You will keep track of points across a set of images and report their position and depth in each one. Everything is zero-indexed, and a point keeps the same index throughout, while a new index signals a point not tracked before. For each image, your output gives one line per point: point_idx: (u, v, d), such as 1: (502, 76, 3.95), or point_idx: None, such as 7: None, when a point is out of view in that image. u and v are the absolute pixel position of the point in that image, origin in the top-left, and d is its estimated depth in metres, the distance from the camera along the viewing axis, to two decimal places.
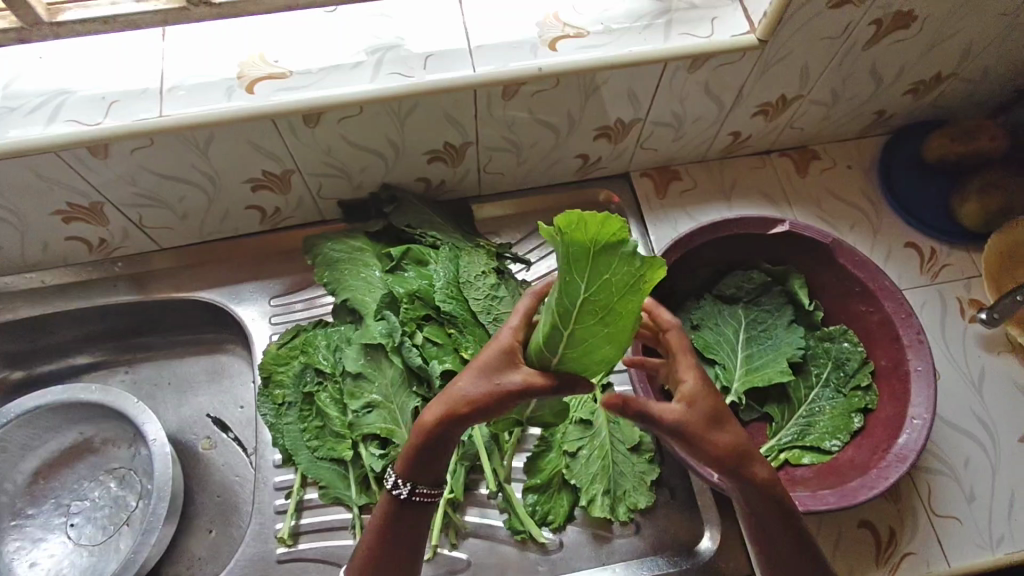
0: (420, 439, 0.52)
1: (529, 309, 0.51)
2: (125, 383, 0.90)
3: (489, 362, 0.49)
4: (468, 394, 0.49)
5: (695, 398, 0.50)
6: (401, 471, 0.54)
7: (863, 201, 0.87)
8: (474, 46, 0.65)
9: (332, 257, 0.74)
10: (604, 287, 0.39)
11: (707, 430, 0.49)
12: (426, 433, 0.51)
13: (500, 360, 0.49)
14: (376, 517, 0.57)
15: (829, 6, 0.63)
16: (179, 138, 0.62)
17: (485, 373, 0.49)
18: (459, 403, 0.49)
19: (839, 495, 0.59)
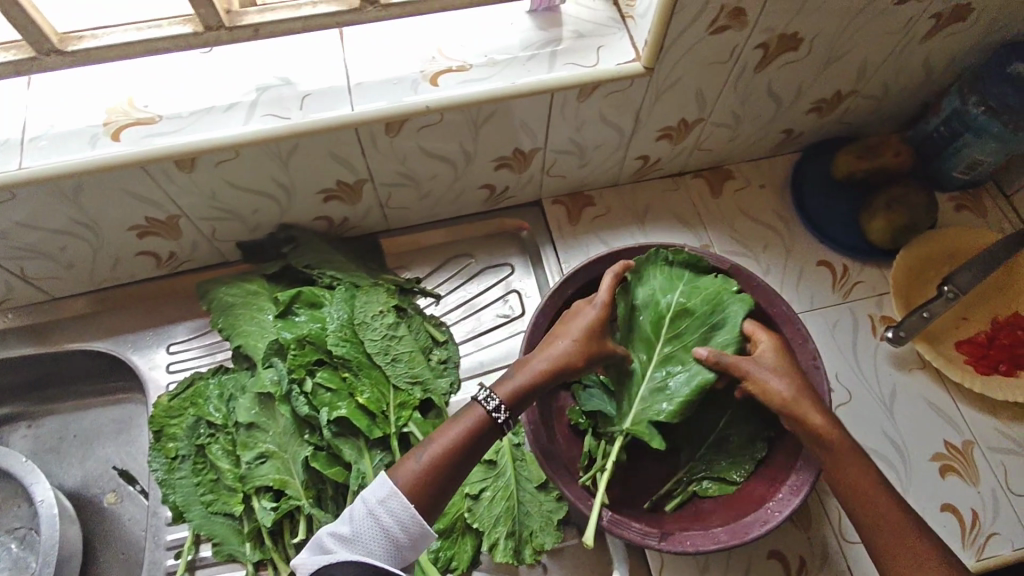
0: (534, 380, 0.59)
1: (612, 287, 0.63)
2: (27, 439, 0.86)
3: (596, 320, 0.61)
4: (580, 347, 0.60)
5: (772, 358, 0.61)
6: (503, 397, 0.58)
7: (777, 220, 0.86)
8: (354, 83, 0.64)
9: (226, 302, 0.72)
10: (689, 290, 0.65)
11: (774, 370, 0.60)
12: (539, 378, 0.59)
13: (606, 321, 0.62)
14: (452, 431, 0.58)
15: (709, 31, 0.63)
16: (44, 190, 0.60)
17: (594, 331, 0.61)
18: (574, 356, 0.60)
19: (729, 533, 0.59)
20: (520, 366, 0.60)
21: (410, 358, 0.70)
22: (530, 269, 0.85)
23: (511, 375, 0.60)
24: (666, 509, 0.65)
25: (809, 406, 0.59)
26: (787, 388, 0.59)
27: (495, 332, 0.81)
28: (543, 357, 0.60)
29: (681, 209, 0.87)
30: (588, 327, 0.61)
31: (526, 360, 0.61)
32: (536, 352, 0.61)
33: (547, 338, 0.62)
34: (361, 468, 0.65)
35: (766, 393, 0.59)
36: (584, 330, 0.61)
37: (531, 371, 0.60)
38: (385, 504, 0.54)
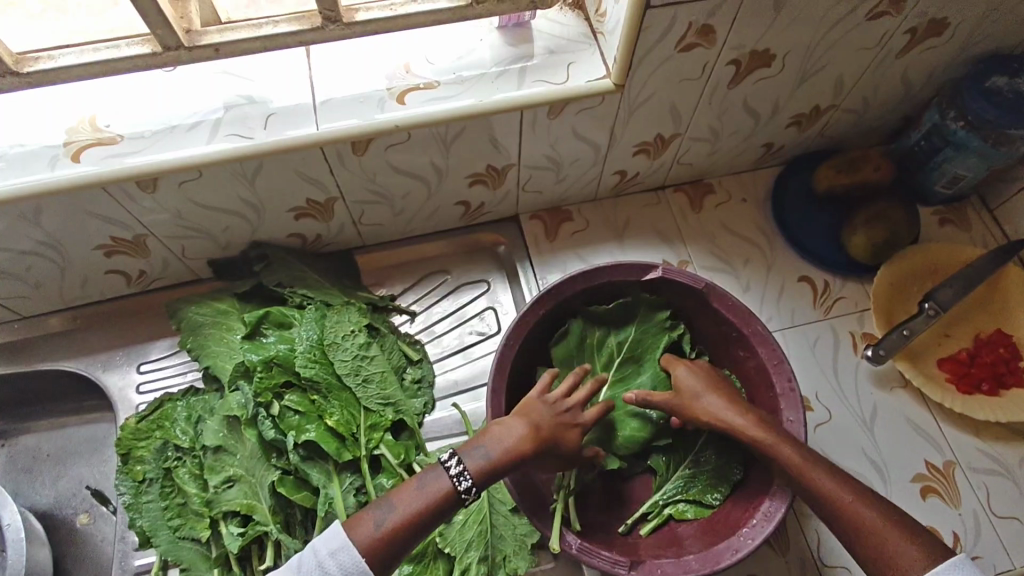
0: (505, 457, 0.56)
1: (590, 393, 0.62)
2: (0, 457, 0.85)
3: (557, 418, 0.59)
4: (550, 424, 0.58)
5: (693, 379, 0.62)
6: (474, 474, 0.54)
7: (757, 234, 0.85)
8: (320, 101, 0.63)
9: (196, 322, 0.71)
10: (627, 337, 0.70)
11: (693, 388, 0.62)
12: (505, 458, 0.56)
13: (562, 421, 0.59)
14: (415, 497, 0.54)
15: (678, 49, 0.62)
16: (3, 211, 0.59)
17: (555, 429, 0.58)
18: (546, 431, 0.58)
19: (702, 560, 0.57)
20: (480, 439, 0.57)
21: (381, 378, 0.69)
22: (507, 284, 0.84)
23: (480, 449, 0.56)
24: (640, 533, 0.65)
25: (728, 412, 0.60)
26: (713, 401, 0.61)
27: (472, 350, 0.80)
28: (505, 441, 0.56)
29: (661, 224, 0.86)
30: (549, 422, 0.58)
31: (484, 436, 0.57)
32: (496, 430, 0.57)
33: (504, 420, 0.58)
34: (329, 493, 0.63)
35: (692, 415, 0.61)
36: (546, 422, 0.58)
37: (494, 449, 0.56)
38: (334, 558, 0.51)
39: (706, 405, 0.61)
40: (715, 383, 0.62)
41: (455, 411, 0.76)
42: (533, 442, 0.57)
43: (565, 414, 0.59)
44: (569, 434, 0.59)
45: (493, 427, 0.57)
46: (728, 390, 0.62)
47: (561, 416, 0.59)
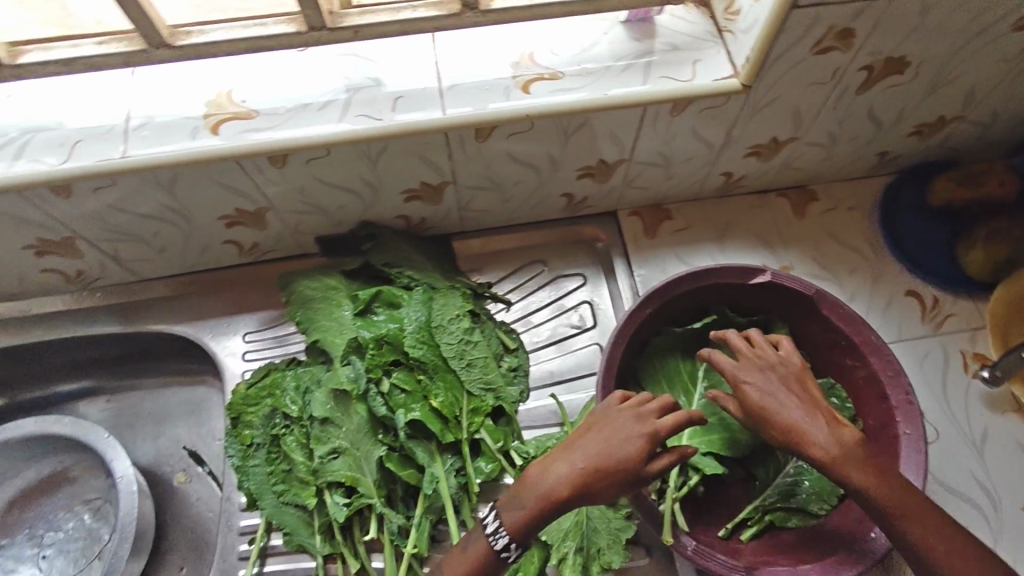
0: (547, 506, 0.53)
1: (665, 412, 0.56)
2: (107, 411, 0.90)
3: (616, 445, 0.54)
4: (593, 459, 0.53)
5: (758, 391, 0.56)
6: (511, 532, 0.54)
7: (864, 243, 0.83)
8: (446, 86, 0.63)
9: (307, 296, 0.73)
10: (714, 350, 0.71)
11: (762, 389, 0.57)
12: (557, 497, 0.53)
13: (628, 446, 0.54)
14: (468, 555, 0.55)
15: (813, 52, 0.60)
16: (144, 179, 0.60)
17: (614, 458, 0.53)
18: (593, 472, 0.53)
19: None
20: (526, 483, 0.55)
21: (484, 363, 0.69)
22: (601, 279, 0.83)
23: (516, 500, 0.54)
24: (741, 538, 0.64)
25: (809, 423, 0.54)
26: (792, 414, 0.55)
27: (568, 343, 0.80)
28: (557, 478, 0.54)
29: (763, 228, 0.85)
30: (607, 452, 0.53)
31: (536, 471, 0.55)
32: (552, 462, 0.55)
33: (551, 455, 0.55)
34: (433, 472, 0.65)
35: (763, 428, 0.56)
36: (601, 453, 0.54)
37: (533, 496, 0.54)
38: None
39: (785, 417, 0.55)
40: (789, 381, 0.57)
41: (551, 402, 0.76)
42: (588, 476, 0.53)
43: (632, 436, 0.54)
44: (632, 459, 0.53)
45: (546, 463, 0.55)
46: (801, 386, 0.56)
47: (627, 439, 0.54)
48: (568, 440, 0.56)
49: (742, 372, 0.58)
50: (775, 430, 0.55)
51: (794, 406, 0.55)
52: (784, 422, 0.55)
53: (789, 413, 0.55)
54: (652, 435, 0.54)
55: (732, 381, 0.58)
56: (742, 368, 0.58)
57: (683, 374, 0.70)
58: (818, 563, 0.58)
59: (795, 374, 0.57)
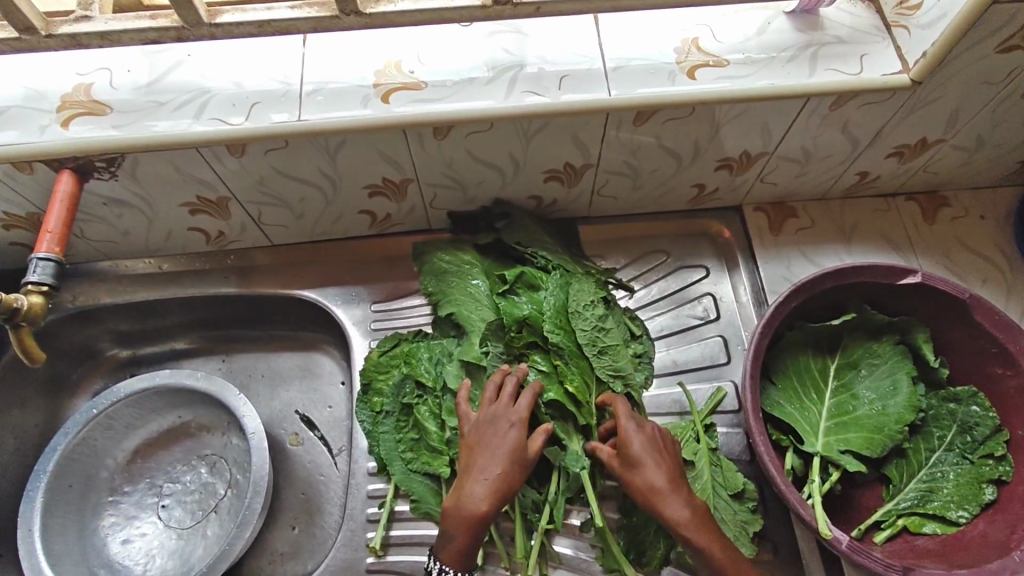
0: (487, 507, 0.60)
1: (530, 405, 0.63)
2: (221, 371, 0.91)
3: (505, 436, 0.62)
4: (490, 470, 0.61)
5: (642, 443, 0.61)
6: (466, 536, 0.60)
7: (997, 254, 0.81)
8: (610, 68, 0.64)
9: (441, 268, 0.74)
10: (851, 348, 0.70)
11: (639, 450, 0.61)
12: (500, 490, 0.61)
13: (495, 449, 0.61)
14: (447, 544, 0.61)
15: (996, 50, 0.59)
16: (313, 142, 0.62)
17: (513, 449, 0.61)
18: (477, 478, 0.61)
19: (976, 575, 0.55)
20: (473, 478, 0.61)
21: (616, 351, 0.69)
22: (724, 273, 0.83)
23: (469, 501, 0.60)
24: (874, 541, 0.63)
25: (668, 491, 0.59)
26: (657, 476, 0.60)
27: (690, 333, 0.79)
28: (491, 472, 0.61)
29: (891, 231, 0.83)
30: (504, 444, 0.61)
31: (471, 463, 0.62)
32: (473, 461, 0.62)
33: (476, 444, 0.62)
34: (575, 451, 0.65)
35: (634, 485, 0.60)
36: (497, 445, 0.61)
37: (489, 488, 0.60)
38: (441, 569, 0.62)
39: (652, 478, 0.60)
40: (656, 444, 0.62)
41: (679, 390, 0.76)
42: (509, 471, 0.61)
43: (503, 427, 0.62)
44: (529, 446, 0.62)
45: (474, 457, 0.61)
46: (665, 452, 0.62)
47: (509, 429, 0.62)
48: (469, 437, 0.63)
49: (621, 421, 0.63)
50: (641, 489, 0.60)
51: (661, 471, 0.60)
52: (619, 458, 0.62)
53: (653, 472, 0.60)
54: (524, 418, 0.62)
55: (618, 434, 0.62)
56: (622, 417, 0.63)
57: (815, 371, 0.69)
58: (969, 567, 0.57)
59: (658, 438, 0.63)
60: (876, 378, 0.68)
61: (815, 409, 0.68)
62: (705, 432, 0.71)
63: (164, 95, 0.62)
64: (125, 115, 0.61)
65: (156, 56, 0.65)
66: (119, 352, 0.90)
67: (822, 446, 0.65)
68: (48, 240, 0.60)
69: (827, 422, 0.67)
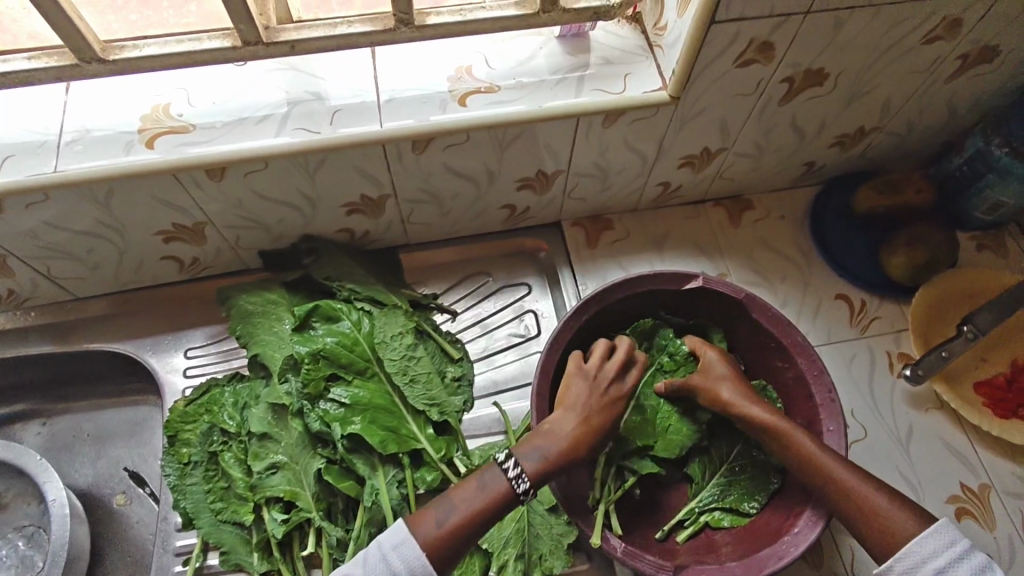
0: (559, 458, 0.58)
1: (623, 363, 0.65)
2: (41, 436, 0.86)
3: (599, 388, 0.63)
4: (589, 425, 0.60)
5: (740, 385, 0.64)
6: (530, 477, 0.56)
7: (795, 252, 0.86)
8: (384, 100, 0.65)
9: (246, 310, 0.73)
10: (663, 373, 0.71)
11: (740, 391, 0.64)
12: (583, 425, 0.60)
13: (604, 397, 0.62)
14: (476, 496, 0.55)
15: (736, 64, 0.63)
16: (77, 194, 0.61)
17: (603, 399, 0.62)
18: (585, 433, 0.60)
19: (743, 566, 0.58)
20: (570, 413, 0.60)
21: (427, 379, 0.70)
22: (546, 290, 0.85)
23: (534, 450, 0.58)
24: (677, 540, 0.65)
25: (779, 426, 0.60)
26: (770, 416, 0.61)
27: (513, 352, 0.81)
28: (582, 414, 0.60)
29: (700, 237, 0.87)
30: (596, 395, 0.62)
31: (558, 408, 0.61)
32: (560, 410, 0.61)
33: (566, 395, 0.62)
34: (374, 484, 0.65)
35: (760, 415, 0.61)
36: (589, 395, 0.62)
37: (574, 428, 0.59)
38: (394, 552, 0.53)
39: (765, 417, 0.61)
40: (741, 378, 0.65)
41: (495, 410, 0.77)
42: (592, 415, 0.61)
43: (601, 379, 0.63)
44: (612, 408, 0.62)
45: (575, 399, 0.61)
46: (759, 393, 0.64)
47: (608, 384, 0.63)
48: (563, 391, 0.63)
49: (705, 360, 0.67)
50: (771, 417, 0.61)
51: (761, 413, 0.62)
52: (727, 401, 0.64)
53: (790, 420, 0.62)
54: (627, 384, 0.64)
55: (731, 371, 0.66)
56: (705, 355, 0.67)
57: None
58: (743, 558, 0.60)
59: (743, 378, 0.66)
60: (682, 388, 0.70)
61: None
62: None
63: None
64: None
65: None
66: None
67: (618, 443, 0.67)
68: None
69: None
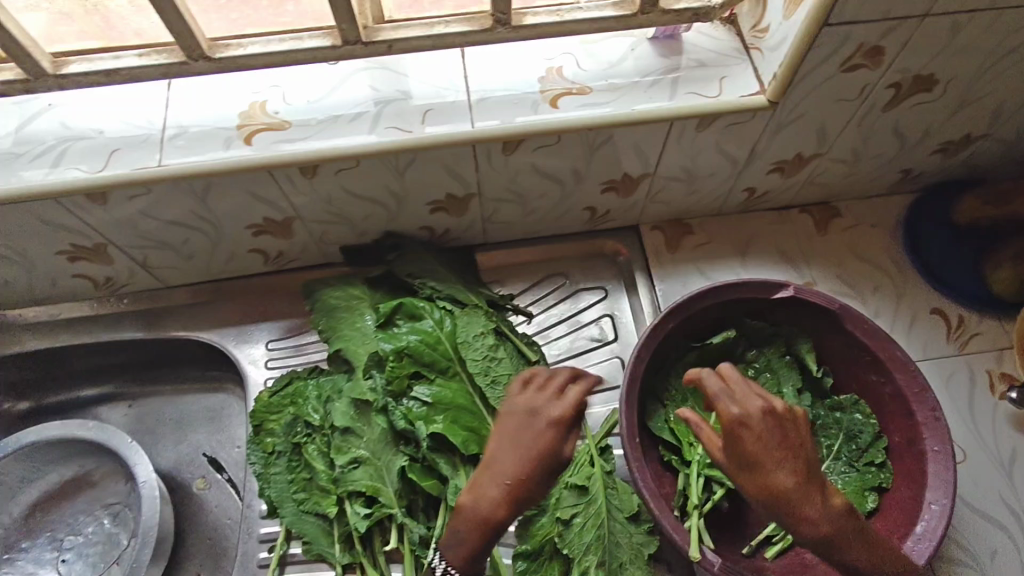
0: (478, 527, 0.58)
1: (575, 399, 0.62)
2: (127, 417, 0.89)
3: (538, 434, 0.59)
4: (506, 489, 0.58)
5: (771, 448, 0.53)
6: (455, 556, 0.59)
7: (888, 262, 0.82)
8: (475, 100, 0.65)
9: (331, 304, 0.74)
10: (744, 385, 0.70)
11: (772, 462, 0.53)
12: (523, 488, 0.58)
13: (524, 430, 0.60)
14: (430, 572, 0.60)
15: (842, 69, 0.60)
16: (178, 188, 0.62)
17: (544, 448, 0.59)
18: (503, 501, 0.58)
19: None
20: (487, 479, 0.58)
21: (509, 381, 0.69)
22: (623, 293, 0.83)
23: (456, 529, 0.59)
24: (765, 556, 0.64)
25: (801, 503, 0.53)
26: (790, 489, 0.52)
27: (590, 356, 0.80)
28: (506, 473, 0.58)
29: (786, 244, 0.84)
30: (535, 443, 0.59)
31: (489, 462, 0.59)
32: (496, 441, 0.60)
33: (501, 438, 0.60)
34: (455, 484, 0.65)
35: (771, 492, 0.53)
36: (526, 442, 0.59)
37: (493, 495, 0.58)
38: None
39: (784, 491, 0.53)
40: (774, 434, 0.54)
41: None
42: (534, 468, 0.58)
43: (541, 419, 0.60)
44: (542, 439, 0.59)
45: (489, 456, 0.59)
46: (797, 445, 0.54)
47: (552, 423, 0.60)
48: (496, 428, 0.61)
49: (741, 411, 0.54)
50: (784, 499, 0.53)
51: (787, 482, 0.53)
52: (778, 490, 0.53)
53: (836, 497, 0.54)
54: (564, 414, 0.61)
55: (769, 434, 0.54)
56: (737, 407, 0.54)
57: (705, 389, 0.70)
58: None
59: (783, 432, 0.54)
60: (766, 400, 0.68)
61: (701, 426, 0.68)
62: (601, 455, 0.70)
63: (23, 146, 0.62)
64: None
65: (19, 105, 0.65)
66: (19, 404, 0.87)
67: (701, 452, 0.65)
68: None
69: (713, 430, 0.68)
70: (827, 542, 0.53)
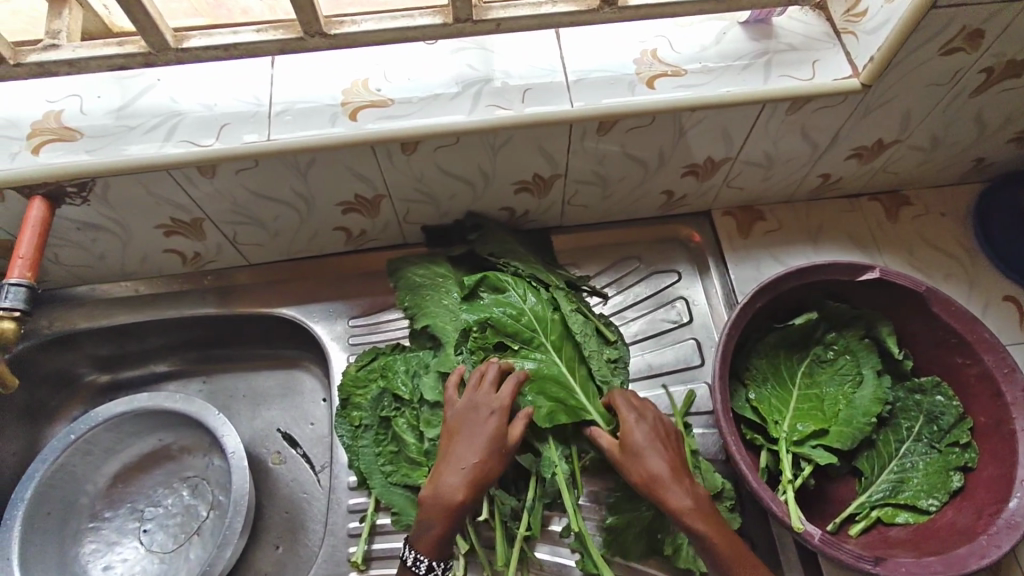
0: (440, 518, 0.61)
1: (507, 395, 0.64)
2: (203, 392, 0.91)
3: (486, 425, 0.63)
4: (464, 478, 0.61)
5: (642, 434, 0.63)
6: (425, 552, 0.63)
7: (959, 250, 0.83)
8: (572, 81, 0.66)
9: (414, 282, 0.76)
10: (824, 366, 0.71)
11: (642, 443, 0.63)
12: (477, 477, 0.61)
13: (470, 420, 0.63)
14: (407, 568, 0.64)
15: (940, 52, 0.61)
16: (282, 162, 0.64)
17: (491, 438, 0.62)
18: (460, 492, 0.61)
19: (946, 563, 0.58)
20: (447, 468, 0.62)
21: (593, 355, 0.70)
22: (695, 277, 0.84)
23: (423, 523, 0.62)
24: (849, 534, 0.65)
25: (668, 479, 0.60)
26: (656, 465, 0.61)
27: (664, 338, 0.81)
28: (468, 460, 0.62)
29: (857, 231, 0.85)
30: (483, 434, 0.62)
31: (450, 449, 0.63)
32: (448, 441, 0.63)
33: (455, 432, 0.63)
34: (550, 456, 0.66)
35: (647, 470, 0.61)
36: (477, 434, 0.62)
37: (457, 486, 0.61)
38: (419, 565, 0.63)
39: (652, 467, 0.61)
40: (661, 433, 0.64)
41: (652, 394, 0.77)
42: (487, 458, 0.62)
43: (482, 414, 0.63)
44: (488, 429, 0.62)
45: (451, 444, 0.63)
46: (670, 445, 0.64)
47: (490, 416, 0.63)
48: (451, 423, 0.64)
49: (625, 407, 0.65)
50: (653, 475, 0.61)
51: (660, 461, 0.61)
52: (651, 477, 0.61)
53: (702, 495, 0.61)
54: (505, 405, 0.63)
55: (655, 437, 0.63)
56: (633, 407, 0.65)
57: (785, 369, 0.71)
58: (938, 555, 0.59)
59: (667, 432, 0.65)
60: (848, 380, 0.69)
61: (783, 405, 0.69)
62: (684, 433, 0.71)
63: (134, 120, 0.64)
64: (95, 140, 0.62)
65: (127, 81, 0.67)
66: (99, 377, 0.89)
67: (787, 429, 0.67)
68: (19, 266, 0.61)
69: (795, 408, 0.69)
70: (699, 530, 0.58)
